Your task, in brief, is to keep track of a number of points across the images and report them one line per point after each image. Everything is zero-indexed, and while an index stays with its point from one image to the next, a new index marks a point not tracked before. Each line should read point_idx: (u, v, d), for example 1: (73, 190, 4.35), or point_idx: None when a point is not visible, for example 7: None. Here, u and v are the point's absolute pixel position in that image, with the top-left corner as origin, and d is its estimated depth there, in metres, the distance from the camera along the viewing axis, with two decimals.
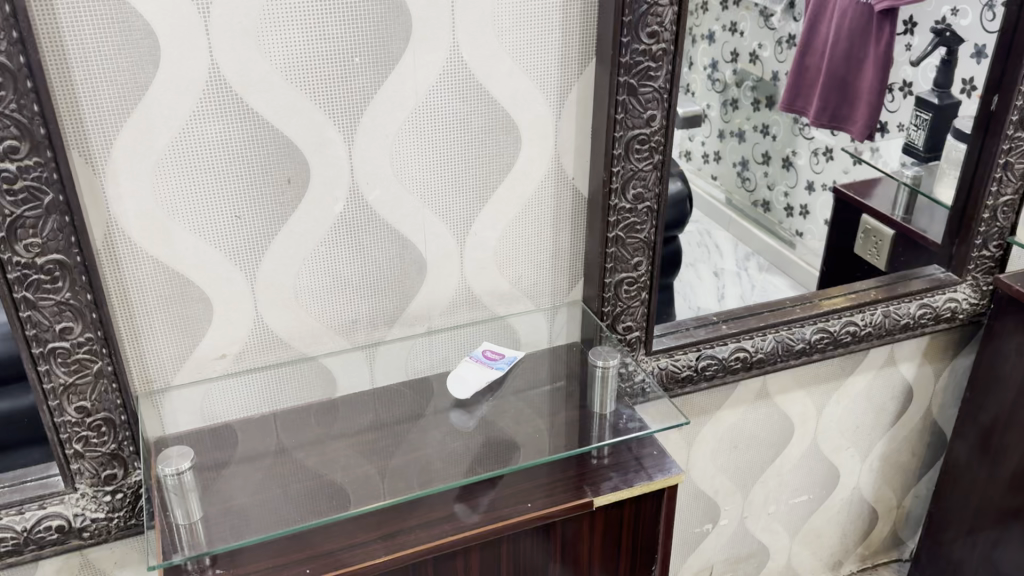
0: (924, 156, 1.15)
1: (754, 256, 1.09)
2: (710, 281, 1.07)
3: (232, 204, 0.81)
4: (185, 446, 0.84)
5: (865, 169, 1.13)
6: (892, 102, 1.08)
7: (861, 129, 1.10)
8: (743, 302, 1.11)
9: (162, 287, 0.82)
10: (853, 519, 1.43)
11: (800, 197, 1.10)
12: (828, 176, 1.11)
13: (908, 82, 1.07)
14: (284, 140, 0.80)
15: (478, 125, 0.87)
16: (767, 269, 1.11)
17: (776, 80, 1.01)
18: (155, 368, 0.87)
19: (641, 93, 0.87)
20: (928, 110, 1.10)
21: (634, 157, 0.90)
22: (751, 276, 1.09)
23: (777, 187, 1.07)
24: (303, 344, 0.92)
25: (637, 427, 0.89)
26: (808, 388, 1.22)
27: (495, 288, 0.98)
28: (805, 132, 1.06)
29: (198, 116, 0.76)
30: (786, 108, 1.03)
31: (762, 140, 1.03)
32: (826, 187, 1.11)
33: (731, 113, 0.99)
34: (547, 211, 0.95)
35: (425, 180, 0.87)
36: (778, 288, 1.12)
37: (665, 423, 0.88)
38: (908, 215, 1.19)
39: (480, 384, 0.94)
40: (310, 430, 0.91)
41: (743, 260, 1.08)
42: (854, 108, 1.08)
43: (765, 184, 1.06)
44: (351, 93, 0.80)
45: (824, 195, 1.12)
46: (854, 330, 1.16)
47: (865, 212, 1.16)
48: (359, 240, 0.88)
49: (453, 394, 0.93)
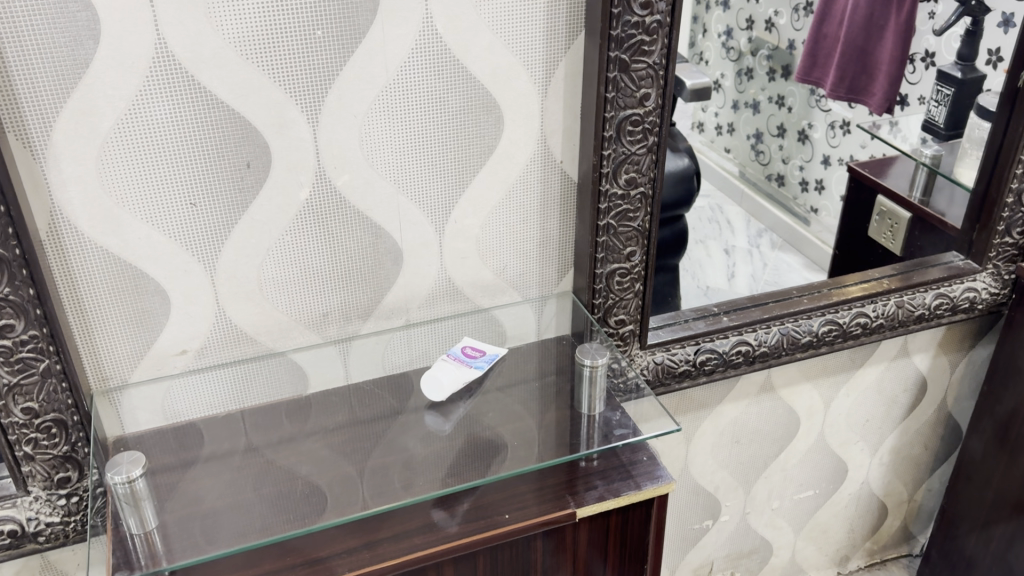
0: (945, 133, 1.06)
1: (767, 232, 1.01)
2: (720, 258, 0.99)
3: (187, 190, 0.75)
4: (137, 453, 0.76)
5: (881, 144, 1.05)
6: (913, 73, 1.00)
7: (880, 102, 1.01)
8: (753, 284, 1.03)
9: (114, 279, 0.77)
10: (861, 513, 1.37)
11: (815, 171, 1.02)
12: (845, 151, 1.03)
13: (930, 52, 0.99)
14: (242, 120, 0.73)
15: (455, 105, 0.80)
16: (782, 248, 1.03)
17: (793, 49, 0.92)
18: (112, 364, 0.81)
19: (634, 70, 0.79)
20: (950, 84, 1.02)
21: (627, 140, 0.83)
22: (763, 253, 1.02)
23: (792, 160, 1.00)
24: (270, 339, 0.86)
25: (625, 433, 0.83)
26: (815, 381, 1.16)
27: (477, 278, 0.91)
28: (822, 104, 0.98)
29: (146, 95, 0.70)
30: (802, 78, 0.95)
31: (777, 111, 0.96)
32: (842, 162, 1.04)
33: (746, 83, 0.92)
34: (534, 197, 0.88)
35: (399, 164, 0.81)
36: (792, 268, 1.05)
37: (657, 430, 0.82)
38: (926, 197, 1.11)
39: (456, 385, 0.87)
40: (281, 429, 0.85)
41: (755, 235, 1.00)
42: (873, 80, 0.99)
43: (780, 157, 0.99)
44: (315, 69, 0.73)
45: (839, 170, 1.04)
46: (865, 321, 1.09)
47: (881, 192, 1.09)
48: (328, 228, 0.81)
49: (427, 395, 0.86)
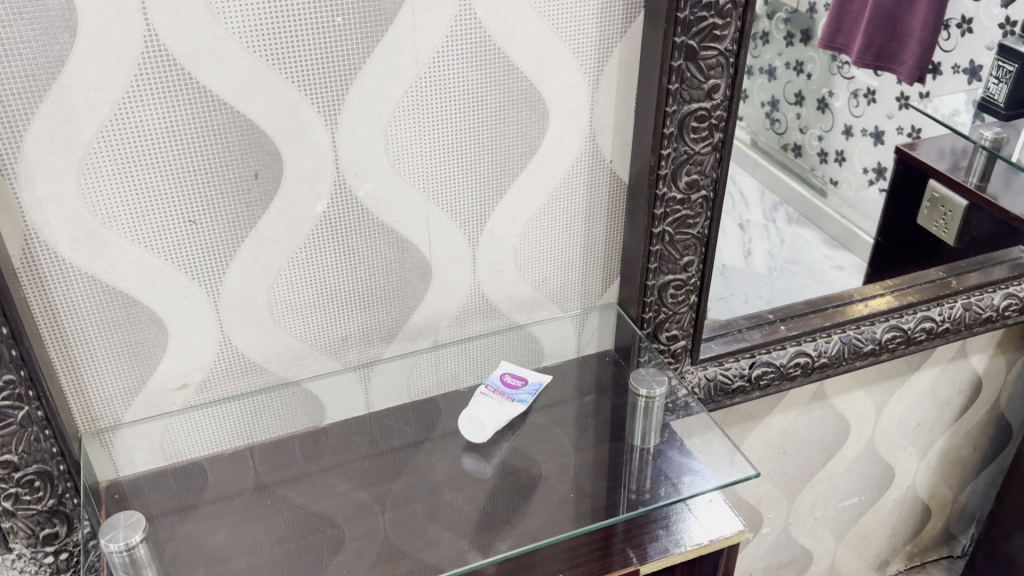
0: (1008, 113, 0.92)
1: (782, 205, 0.87)
2: (734, 235, 0.85)
3: (184, 205, 0.64)
4: (132, 512, 0.67)
5: (911, 114, 0.90)
6: (948, 40, 0.86)
7: (910, 70, 0.88)
8: (771, 262, 0.89)
9: (104, 308, 0.66)
10: (905, 517, 1.29)
11: (836, 142, 0.88)
12: (870, 121, 0.89)
13: (969, 17, 0.84)
14: (248, 123, 0.62)
15: (493, 100, 0.69)
16: (798, 221, 0.89)
17: (813, 11, 0.79)
18: (101, 403, 0.71)
19: (703, 58, 0.68)
20: (1015, 59, 0.88)
21: (689, 138, 0.73)
22: (779, 230, 0.88)
23: (810, 130, 0.86)
24: (282, 368, 0.76)
25: (693, 482, 0.73)
26: (868, 387, 1.07)
27: (513, 293, 0.81)
28: (844, 70, 0.85)
29: (133, 97, 0.58)
30: (826, 44, 0.82)
31: (795, 78, 0.81)
32: (867, 132, 0.89)
33: (761, 48, 0.76)
34: (578, 201, 0.77)
35: (429, 168, 0.70)
36: (810, 244, 0.90)
37: (732, 477, 0.73)
38: (984, 182, 0.98)
39: (499, 424, 0.78)
40: (295, 465, 0.77)
41: (771, 209, 0.86)
42: (903, 46, 0.86)
43: (797, 126, 0.84)
44: (334, 62, 0.62)
45: (864, 140, 0.90)
46: (931, 326, 1.00)
47: (932, 177, 0.96)
48: (348, 243, 0.71)
49: (466, 436, 0.77)
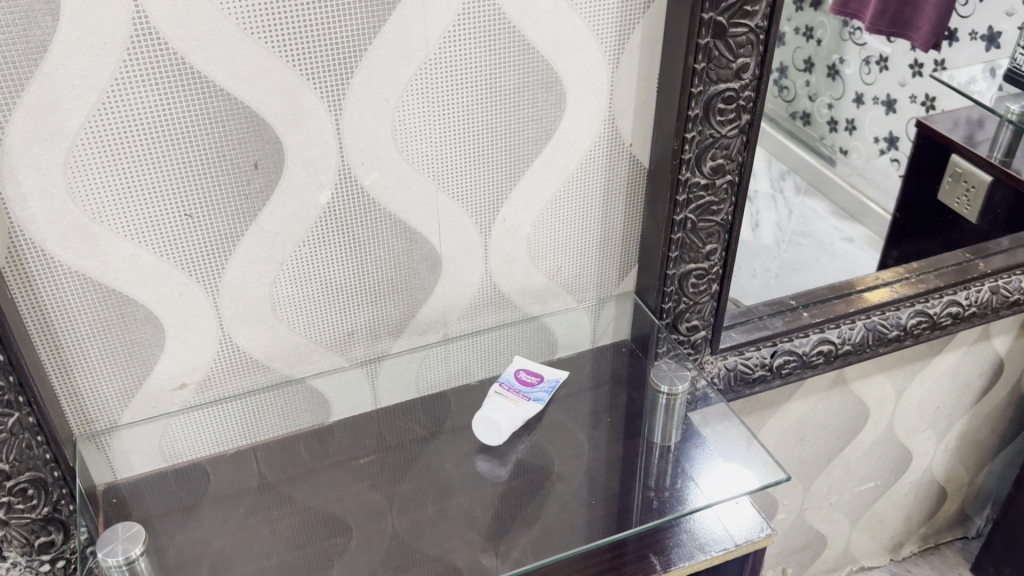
0: None
1: (791, 174, 0.82)
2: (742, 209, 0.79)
3: (178, 198, 0.60)
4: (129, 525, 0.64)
5: (925, 83, 0.85)
6: (965, 4, 0.80)
7: (926, 36, 0.82)
8: (778, 234, 0.84)
9: (96, 307, 0.62)
10: (921, 500, 1.26)
11: (847, 110, 0.83)
12: (882, 88, 0.84)
13: None
14: (247, 111, 0.58)
15: (506, 82, 0.64)
16: (806, 191, 0.84)
17: None
18: (96, 405, 0.67)
19: (732, 35, 0.64)
20: None
21: (716, 120, 0.68)
22: (787, 200, 0.82)
23: (820, 98, 0.80)
24: (286, 364, 0.72)
25: (719, 486, 0.70)
26: (889, 372, 1.04)
27: (527, 283, 0.77)
28: (856, 36, 0.79)
29: (122, 84, 0.54)
30: (837, 9, 0.76)
31: (805, 44, 0.75)
32: (879, 100, 0.84)
33: None
34: (595, 187, 0.73)
35: (440, 156, 0.66)
36: (818, 215, 0.86)
37: (764, 480, 0.69)
38: (1008, 157, 0.93)
39: (517, 424, 0.74)
40: (300, 466, 0.74)
41: (778, 179, 0.80)
42: (919, 11, 0.80)
43: (807, 93, 0.79)
44: (338, 44, 0.58)
45: (877, 108, 0.85)
46: (957, 311, 0.97)
47: (956, 151, 0.91)
48: (354, 234, 0.67)
49: (485, 439, 0.73)
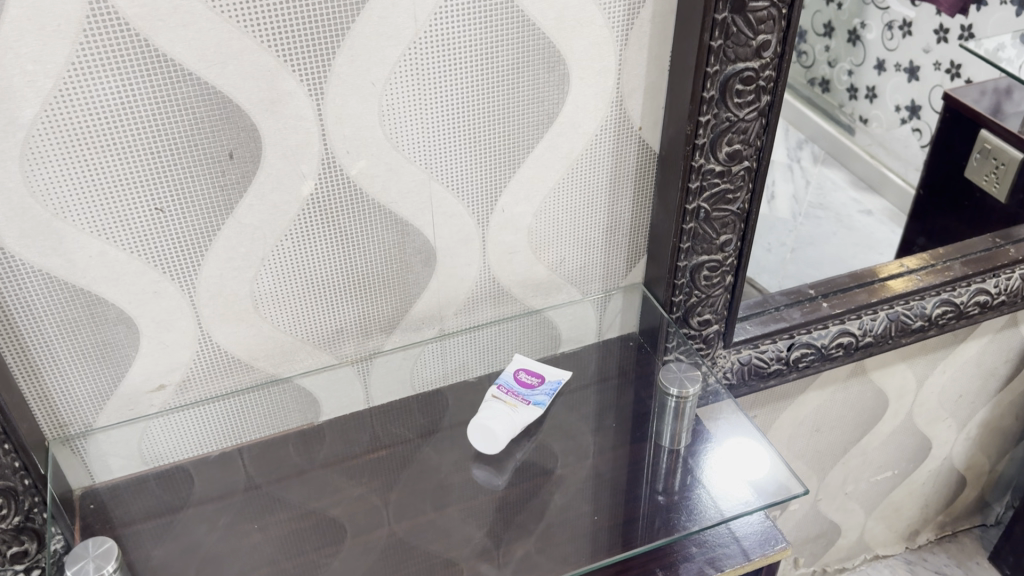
0: None
1: (809, 143, 0.77)
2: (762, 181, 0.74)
3: (147, 190, 0.55)
4: (100, 538, 0.61)
5: (953, 52, 0.79)
6: None
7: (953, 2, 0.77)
8: (795, 206, 0.79)
9: (63, 307, 0.58)
10: (939, 488, 1.22)
11: (866, 78, 0.78)
12: (904, 55, 0.78)
13: None
14: (219, 96, 0.53)
15: (504, 61, 0.59)
16: (824, 160, 0.79)
17: None
18: (68, 408, 0.63)
19: (753, 9, 0.58)
20: None
21: (733, 102, 0.63)
22: (805, 170, 0.78)
23: (840, 64, 0.75)
24: (271, 363, 0.68)
25: (736, 503, 0.65)
26: (910, 361, 0.99)
27: (528, 276, 0.72)
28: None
29: (80, 68, 0.49)
30: None
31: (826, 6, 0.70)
32: (901, 68, 0.79)
33: None
34: (601, 175, 0.68)
35: (432, 143, 0.61)
36: (836, 185, 0.81)
37: (783, 494, 0.64)
38: None
39: (514, 431, 0.70)
40: (288, 469, 0.70)
41: (796, 147, 0.75)
42: None
43: (825, 59, 0.74)
44: (317, 21, 0.52)
45: (899, 75, 0.79)
46: (985, 300, 0.92)
47: (986, 127, 0.84)
48: (340, 227, 0.62)
49: (480, 448, 0.70)
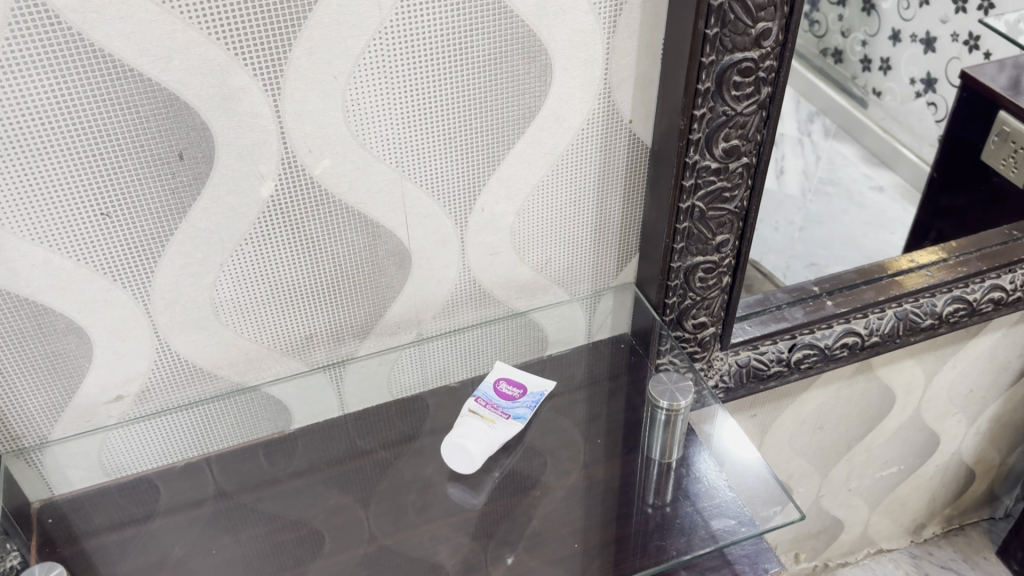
0: None
1: (820, 117, 0.76)
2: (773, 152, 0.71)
3: (90, 194, 0.51)
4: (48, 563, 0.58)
5: (973, 21, 0.77)
6: None
7: None
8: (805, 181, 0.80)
9: (7, 317, 0.54)
10: (946, 482, 1.18)
11: (880, 48, 0.78)
12: (922, 25, 0.77)
13: None
14: (165, 94, 0.48)
15: (480, 51, 0.54)
16: (836, 134, 0.80)
17: None
18: (20, 420, 0.60)
19: None
20: None
21: (730, 95, 0.58)
22: (816, 143, 0.78)
23: (854, 34, 0.75)
24: (237, 371, 0.64)
25: (726, 529, 0.61)
26: (918, 357, 0.95)
27: (512, 276, 0.68)
28: None
29: (6, 65, 0.45)
30: None
31: None
32: (917, 38, 0.78)
33: None
34: (588, 172, 0.63)
35: (403, 139, 0.56)
36: (847, 160, 0.82)
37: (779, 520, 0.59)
38: None
39: (491, 450, 0.65)
40: (258, 482, 0.66)
41: (808, 121, 0.74)
42: None
43: (838, 29, 0.73)
44: (270, 11, 0.48)
45: (914, 47, 0.78)
46: (1000, 297, 0.85)
47: (1005, 108, 0.81)
48: (305, 231, 0.58)
49: (457, 468, 0.65)
